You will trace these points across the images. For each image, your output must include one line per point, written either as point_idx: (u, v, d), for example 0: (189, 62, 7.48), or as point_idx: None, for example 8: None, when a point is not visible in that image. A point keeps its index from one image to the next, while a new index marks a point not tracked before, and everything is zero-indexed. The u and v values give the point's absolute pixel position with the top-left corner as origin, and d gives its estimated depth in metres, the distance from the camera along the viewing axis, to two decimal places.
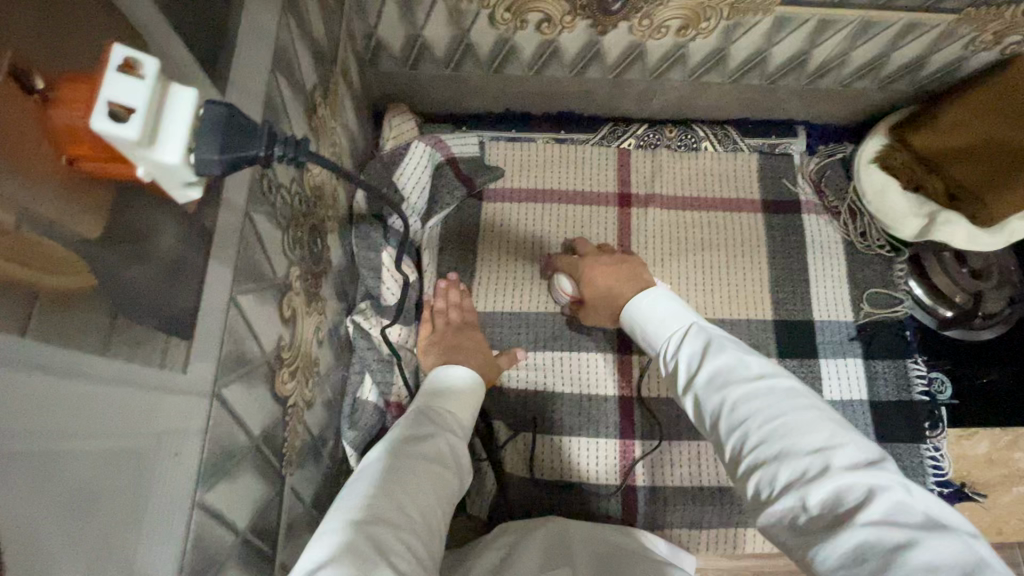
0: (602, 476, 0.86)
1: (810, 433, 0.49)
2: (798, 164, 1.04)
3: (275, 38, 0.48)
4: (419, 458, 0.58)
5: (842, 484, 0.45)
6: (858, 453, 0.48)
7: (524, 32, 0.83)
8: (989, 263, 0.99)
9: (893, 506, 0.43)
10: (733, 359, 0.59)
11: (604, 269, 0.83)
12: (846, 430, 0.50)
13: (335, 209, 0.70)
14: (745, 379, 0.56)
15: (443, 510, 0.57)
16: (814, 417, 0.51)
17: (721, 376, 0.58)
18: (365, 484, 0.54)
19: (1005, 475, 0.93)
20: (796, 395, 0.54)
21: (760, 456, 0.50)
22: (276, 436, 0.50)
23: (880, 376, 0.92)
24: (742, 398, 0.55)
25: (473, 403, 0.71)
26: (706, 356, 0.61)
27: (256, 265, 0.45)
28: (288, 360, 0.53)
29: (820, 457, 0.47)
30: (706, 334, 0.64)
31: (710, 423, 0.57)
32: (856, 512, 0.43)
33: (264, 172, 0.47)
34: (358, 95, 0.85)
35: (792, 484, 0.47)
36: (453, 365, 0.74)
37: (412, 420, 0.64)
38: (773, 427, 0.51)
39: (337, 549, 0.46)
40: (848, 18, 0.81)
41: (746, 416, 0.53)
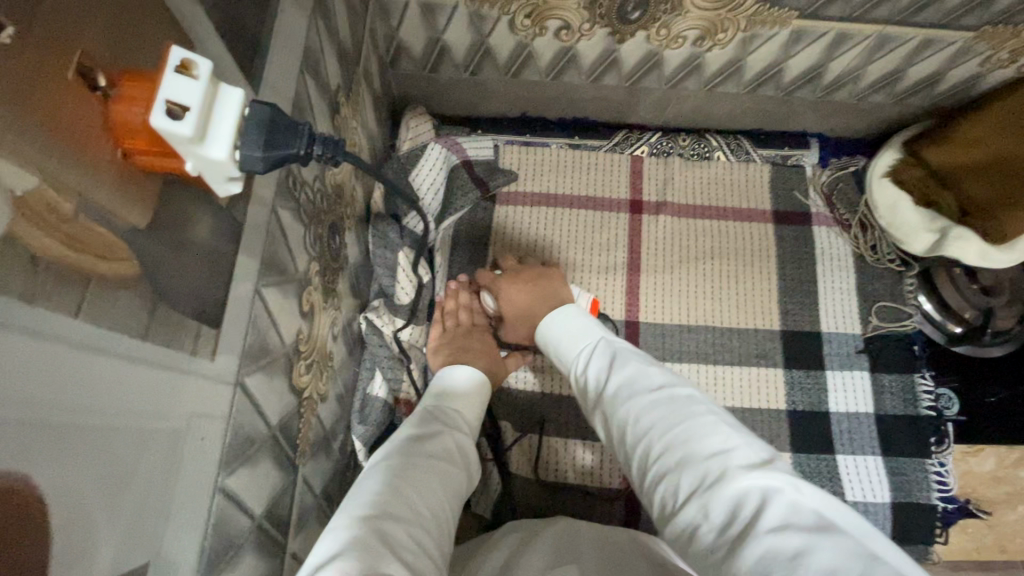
0: (606, 480, 0.86)
1: (708, 440, 0.51)
2: (810, 176, 1.05)
3: (305, 40, 0.50)
4: (428, 458, 0.59)
5: (740, 492, 0.46)
6: (753, 454, 0.49)
7: (542, 39, 0.85)
8: (1000, 280, 0.99)
9: (786, 508, 0.44)
10: (636, 371, 0.61)
11: (519, 287, 0.79)
12: (738, 433, 0.52)
13: (352, 207, 0.72)
14: (646, 391, 0.58)
15: (452, 508, 0.58)
16: (712, 422, 0.53)
17: (626, 390, 0.60)
18: (375, 481, 0.55)
19: (1012, 493, 0.92)
20: (696, 401, 0.56)
21: (664, 467, 0.51)
22: (292, 427, 0.52)
23: (887, 390, 0.93)
24: (645, 409, 0.57)
25: (479, 404, 0.72)
26: (611, 371, 0.63)
27: (280, 260, 0.47)
28: (305, 353, 0.55)
29: (717, 462, 0.49)
30: (611, 346, 0.66)
31: (620, 437, 0.58)
32: (753, 518, 0.44)
33: (290, 170, 0.48)
34: (377, 96, 0.87)
35: (693, 495, 0.48)
36: (459, 365, 0.75)
37: (416, 421, 0.65)
38: (673, 439, 0.52)
39: (348, 543, 0.47)
40: (864, 33, 0.81)
41: (649, 429, 0.55)
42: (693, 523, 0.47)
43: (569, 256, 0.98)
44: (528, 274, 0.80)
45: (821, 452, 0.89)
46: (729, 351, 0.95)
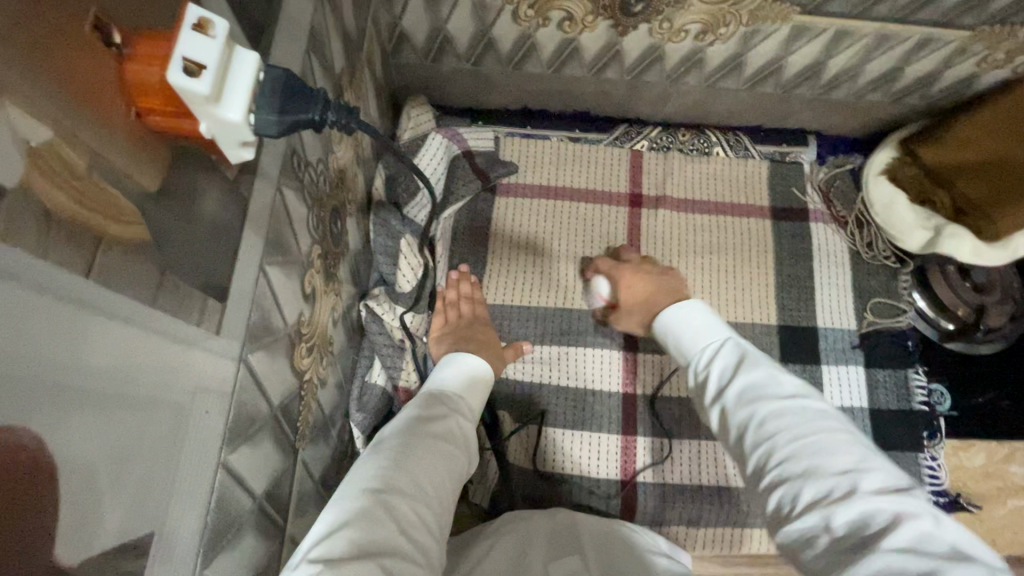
0: (602, 471, 0.87)
1: (838, 455, 0.48)
2: (808, 173, 1.06)
3: (311, 20, 0.50)
4: (432, 438, 0.59)
5: (870, 508, 0.44)
6: (887, 477, 0.47)
7: (546, 30, 0.85)
8: (991, 278, 1.00)
9: (919, 534, 0.42)
10: (766, 374, 0.57)
11: (638, 276, 0.85)
12: (874, 455, 0.49)
13: (354, 193, 0.71)
14: (773, 397, 0.55)
15: (455, 485, 0.59)
16: (841, 439, 0.50)
17: (751, 391, 0.56)
18: (379, 456, 0.56)
19: (1001, 488, 0.94)
20: (828, 416, 0.53)
21: (786, 473, 0.49)
22: (292, 409, 0.51)
23: (881, 385, 0.93)
24: (772, 413, 0.53)
25: (485, 388, 0.73)
26: (737, 370, 0.59)
27: (283, 239, 0.46)
28: (306, 336, 0.54)
29: (850, 478, 0.46)
30: (740, 348, 0.62)
31: (734, 436, 0.55)
32: (883, 537, 0.42)
33: (295, 150, 0.48)
34: (379, 84, 0.86)
35: (815, 503, 0.46)
36: (467, 354, 0.75)
37: (426, 401, 0.65)
38: (801, 446, 0.50)
39: (353, 515, 0.49)
40: (864, 30, 0.82)
41: (775, 432, 0.52)
42: (811, 531, 0.45)
43: (570, 248, 0.98)
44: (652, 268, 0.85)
45: None
46: None
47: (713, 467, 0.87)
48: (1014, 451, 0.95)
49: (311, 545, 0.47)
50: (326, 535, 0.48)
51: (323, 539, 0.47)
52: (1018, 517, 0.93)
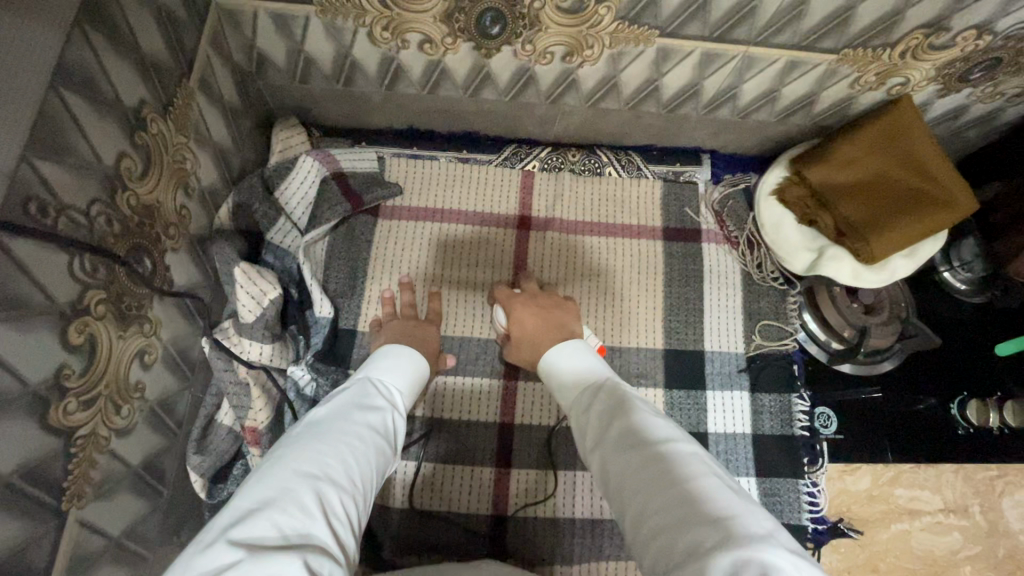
0: (475, 505, 0.85)
1: (707, 504, 0.49)
2: (702, 192, 1.04)
3: (61, 55, 0.46)
4: (363, 425, 0.59)
5: (737, 558, 0.43)
6: (757, 525, 0.47)
7: (407, 51, 0.82)
8: (880, 298, 0.98)
9: None
10: (643, 422, 0.60)
11: (534, 312, 0.84)
12: (749, 504, 0.50)
13: (181, 227, 0.68)
14: (651, 442, 0.57)
15: (377, 474, 0.57)
16: (715, 486, 0.51)
17: (630, 438, 0.58)
18: (310, 438, 0.55)
19: (885, 511, 0.92)
20: (701, 463, 0.54)
21: (659, 522, 0.50)
22: (49, 473, 0.48)
23: (765, 410, 0.92)
24: (651, 457, 0.55)
25: (417, 385, 0.74)
26: (616, 419, 0.62)
27: (12, 293, 0.43)
28: (79, 388, 0.51)
29: (719, 527, 0.46)
30: (622, 395, 0.65)
31: (617, 486, 0.56)
32: None
33: (35, 196, 0.44)
34: (235, 109, 0.83)
35: (686, 556, 0.45)
36: (403, 346, 0.76)
37: (361, 391, 0.65)
38: (673, 492, 0.51)
39: (279, 492, 0.47)
40: (729, 52, 0.81)
41: (651, 478, 0.53)
42: None
43: (456, 276, 0.95)
44: (543, 305, 0.85)
45: None
46: (610, 371, 0.93)
47: (588, 500, 0.85)
48: (899, 473, 0.94)
49: (231, 519, 0.45)
50: (247, 511, 0.45)
51: (246, 515, 0.44)
52: (902, 541, 0.92)
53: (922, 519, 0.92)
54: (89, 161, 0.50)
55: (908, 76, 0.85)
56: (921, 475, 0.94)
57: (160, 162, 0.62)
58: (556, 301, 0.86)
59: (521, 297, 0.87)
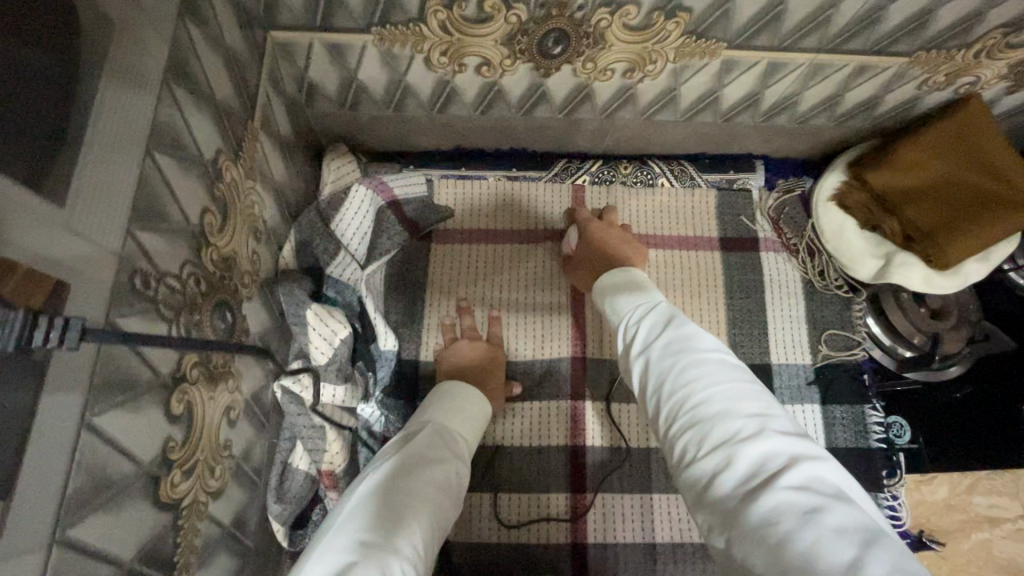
0: (553, 533, 0.83)
1: (745, 404, 0.52)
2: (756, 200, 1.02)
3: (153, 118, 0.44)
4: (427, 483, 0.56)
5: (767, 451, 0.48)
6: (788, 426, 0.51)
7: (464, 75, 0.79)
8: (947, 302, 0.95)
9: (809, 475, 0.46)
10: (691, 329, 0.60)
11: (607, 238, 0.86)
12: (778, 407, 0.53)
13: (253, 272, 0.66)
14: (696, 347, 0.58)
15: (439, 534, 0.54)
16: (752, 394, 0.53)
17: (675, 342, 0.59)
18: (375, 506, 0.52)
19: (965, 521, 0.91)
20: (739, 371, 0.56)
21: (694, 417, 0.52)
22: (162, 551, 0.46)
23: (838, 423, 0.90)
24: (694, 363, 0.56)
25: (480, 428, 0.71)
26: (664, 324, 0.62)
27: (126, 374, 0.41)
28: (181, 460, 0.49)
29: (753, 422, 0.50)
30: (668, 306, 0.65)
31: (654, 385, 0.58)
32: (778, 476, 0.45)
33: (138, 270, 0.42)
34: (289, 142, 0.80)
35: (719, 444, 0.50)
36: (451, 382, 0.73)
37: (423, 440, 0.62)
38: (713, 394, 0.53)
39: (343, 569, 0.44)
40: (797, 61, 0.78)
41: (691, 379, 0.55)
42: (716, 469, 0.49)
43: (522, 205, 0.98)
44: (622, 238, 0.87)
45: None
46: None
47: (666, 523, 0.84)
48: (977, 481, 0.92)
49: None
50: None
51: None
52: (983, 550, 0.90)
53: (1002, 527, 0.91)
54: (179, 222, 0.48)
55: (979, 75, 0.82)
56: (998, 482, 0.93)
57: (235, 209, 0.60)
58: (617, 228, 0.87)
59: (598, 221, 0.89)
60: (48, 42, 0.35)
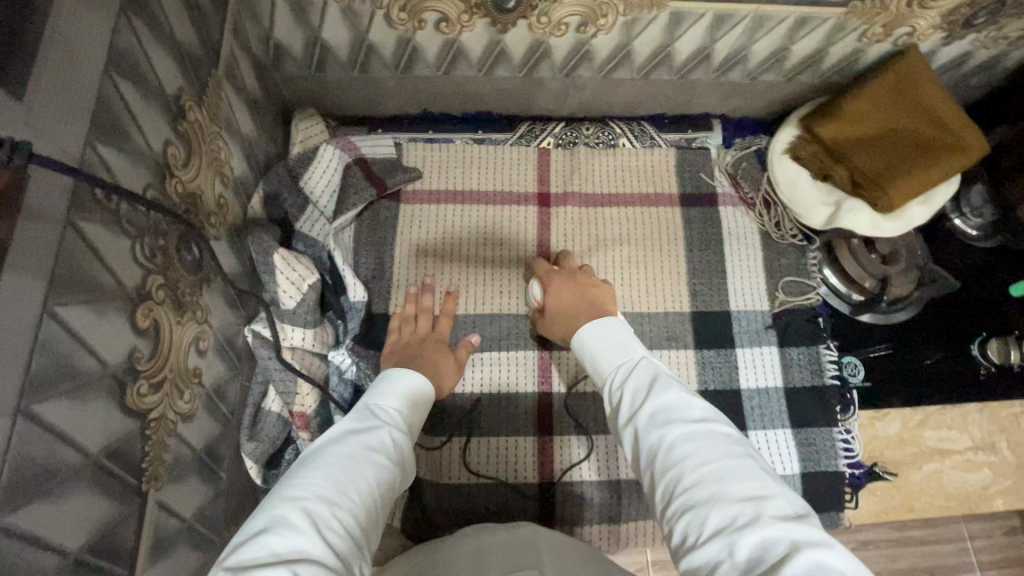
0: (522, 475, 0.86)
1: (739, 485, 0.50)
2: (715, 157, 1.05)
3: (112, 40, 0.47)
4: (361, 448, 0.57)
5: (767, 537, 0.45)
6: (787, 507, 0.48)
7: (424, 32, 0.83)
8: (896, 248, 1.00)
9: (814, 563, 0.43)
10: (676, 397, 0.60)
11: (571, 289, 0.84)
12: (778, 484, 0.51)
13: (220, 215, 0.68)
14: (683, 420, 0.57)
15: (385, 495, 0.55)
16: (745, 469, 0.52)
17: (660, 414, 0.58)
18: (309, 466, 0.53)
19: (916, 453, 0.95)
20: (730, 442, 0.55)
21: (689, 500, 0.51)
22: (131, 454, 0.48)
23: (794, 363, 0.95)
24: (680, 438, 0.55)
25: (420, 409, 0.70)
26: (649, 394, 0.61)
27: (88, 275, 0.43)
28: (148, 372, 0.51)
29: (750, 506, 0.48)
30: (653, 371, 0.65)
31: (646, 460, 0.57)
32: (781, 566, 0.43)
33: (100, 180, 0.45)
34: (257, 100, 0.83)
35: (717, 530, 0.47)
36: (404, 370, 0.73)
37: (362, 417, 0.62)
38: (706, 473, 0.52)
39: (271, 523, 0.46)
40: (741, 13, 0.82)
41: (682, 458, 0.54)
42: (715, 558, 0.46)
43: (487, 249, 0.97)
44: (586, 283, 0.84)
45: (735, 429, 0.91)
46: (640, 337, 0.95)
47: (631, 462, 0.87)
48: (927, 415, 0.97)
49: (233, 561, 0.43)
50: (245, 541, 0.45)
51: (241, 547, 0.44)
52: (934, 480, 0.94)
53: (952, 458, 0.95)
54: (141, 147, 0.51)
55: (914, 25, 0.87)
56: (947, 416, 0.97)
57: (199, 150, 0.62)
58: (584, 277, 0.85)
59: (562, 274, 0.87)
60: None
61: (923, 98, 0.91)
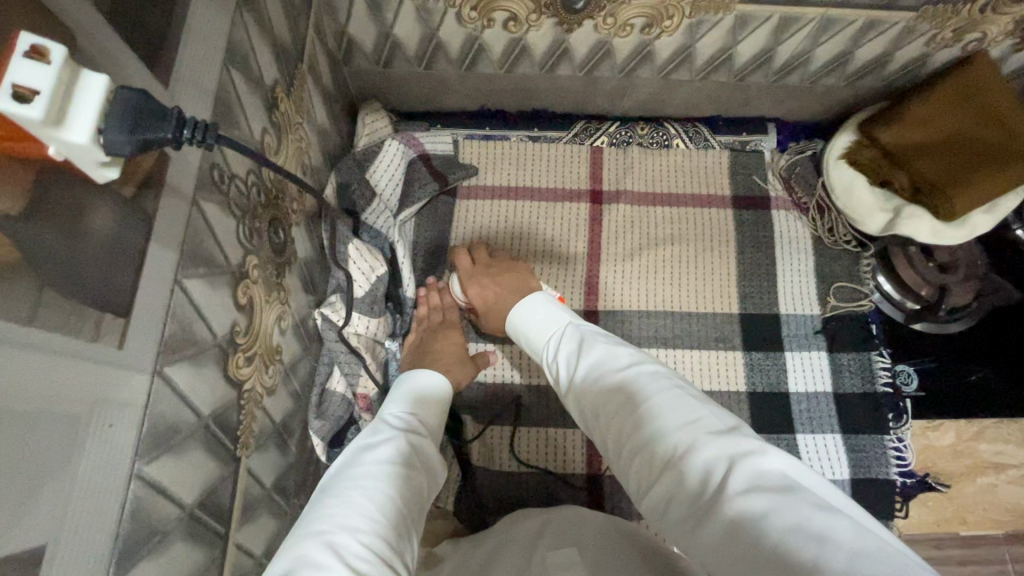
0: (569, 466, 0.88)
1: (672, 416, 0.52)
2: (770, 159, 1.06)
3: (229, 33, 0.50)
4: (370, 463, 0.58)
5: (705, 460, 0.48)
6: (718, 424, 0.51)
7: (492, 30, 0.85)
8: (956, 257, 0.99)
9: (749, 473, 0.46)
10: (601, 354, 0.62)
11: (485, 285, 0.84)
12: (705, 404, 0.54)
13: (300, 202, 0.72)
14: (611, 375, 0.60)
15: (401, 493, 0.57)
16: (676, 400, 0.54)
17: (593, 375, 0.61)
18: (324, 498, 0.55)
19: (970, 466, 0.94)
20: (660, 376, 0.57)
21: (636, 448, 0.53)
22: (230, 421, 0.52)
23: (846, 369, 0.94)
24: (616, 392, 0.58)
25: (439, 408, 0.73)
26: (578, 356, 0.64)
27: (205, 252, 0.47)
28: (244, 346, 0.55)
29: (684, 435, 0.50)
30: (578, 331, 0.68)
31: (596, 420, 0.60)
32: (723, 487, 0.46)
33: (215, 164, 0.48)
34: (329, 93, 0.87)
35: (665, 469, 0.50)
36: (422, 373, 0.76)
37: (371, 430, 0.65)
38: (642, 418, 0.54)
39: (294, 563, 0.47)
40: (808, 16, 0.82)
41: (622, 413, 0.56)
42: (671, 497, 0.49)
43: (530, 248, 0.99)
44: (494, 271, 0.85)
45: (783, 432, 0.91)
46: (690, 336, 0.96)
47: None
48: (983, 428, 0.95)
49: None
50: None
51: None
52: (987, 494, 0.93)
53: (1007, 473, 0.94)
54: (247, 135, 0.55)
55: (986, 31, 0.86)
56: (1004, 430, 0.95)
57: (287, 139, 0.66)
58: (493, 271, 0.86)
59: (477, 269, 0.87)
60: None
61: (984, 102, 0.89)
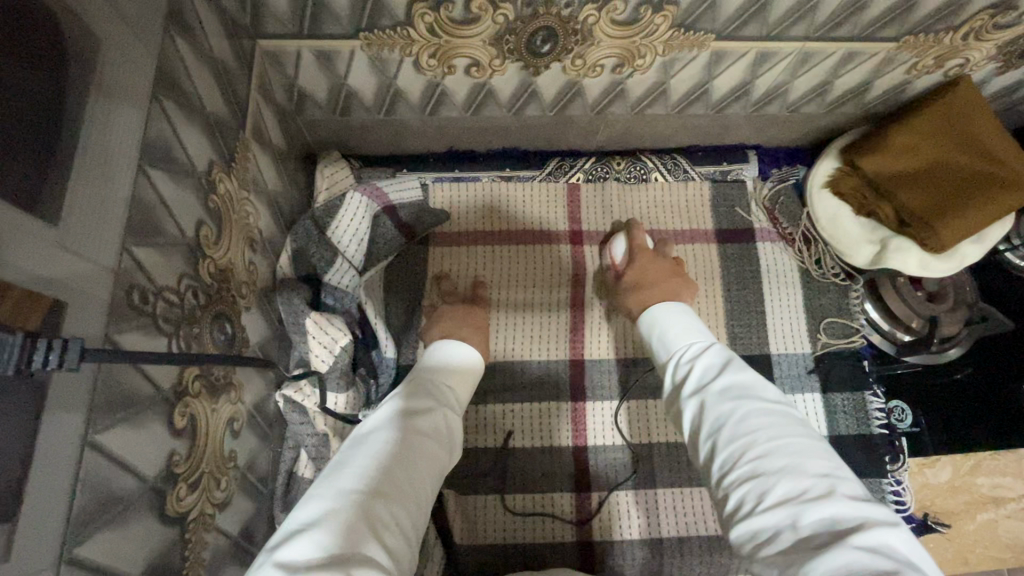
0: (559, 532, 0.83)
1: (811, 463, 0.46)
2: (752, 190, 1.01)
3: (143, 133, 0.44)
4: (420, 434, 0.53)
5: (839, 512, 0.42)
6: (857, 491, 0.45)
7: (453, 76, 0.79)
8: (943, 286, 0.96)
9: (883, 540, 0.40)
10: (751, 378, 0.56)
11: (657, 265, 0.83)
12: (842, 466, 0.48)
13: (250, 282, 0.66)
14: (753, 396, 0.53)
15: (435, 478, 0.53)
16: (818, 449, 0.48)
17: (733, 389, 0.54)
18: (368, 454, 0.49)
19: (969, 502, 0.93)
20: (800, 426, 0.51)
21: (756, 468, 0.47)
22: (171, 566, 0.46)
23: (840, 410, 0.91)
24: (754, 412, 0.51)
25: (470, 382, 0.69)
26: (722, 370, 0.57)
27: (128, 391, 0.41)
28: (186, 473, 0.49)
29: (819, 481, 0.45)
30: (728, 353, 0.60)
31: (709, 429, 0.53)
32: (851, 536, 0.40)
33: (135, 285, 0.42)
34: (280, 150, 0.80)
35: (785, 500, 0.44)
36: (456, 343, 0.72)
37: (413, 393, 0.59)
38: (775, 447, 0.48)
39: (327, 516, 0.42)
40: (786, 50, 0.78)
41: (751, 430, 0.50)
42: (775, 527, 0.43)
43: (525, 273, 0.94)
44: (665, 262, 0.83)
45: None
46: None
47: (673, 519, 0.83)
48: (980, 462, 0.94)
49: (281, 556, 0.39)
50: (298, 532, 0.41)
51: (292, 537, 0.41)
52: (988, 531, 0.93)
53: (1007, 507, 0.93)
54: (176, 237, 0.49)
55: (967, 57, 0.83)
56: (1000, 461, 0.94)
57: (228, 221, 0.59)
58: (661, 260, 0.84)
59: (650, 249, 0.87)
60: (25, 52, 0.34)
61: (968, 128, 0.86)
